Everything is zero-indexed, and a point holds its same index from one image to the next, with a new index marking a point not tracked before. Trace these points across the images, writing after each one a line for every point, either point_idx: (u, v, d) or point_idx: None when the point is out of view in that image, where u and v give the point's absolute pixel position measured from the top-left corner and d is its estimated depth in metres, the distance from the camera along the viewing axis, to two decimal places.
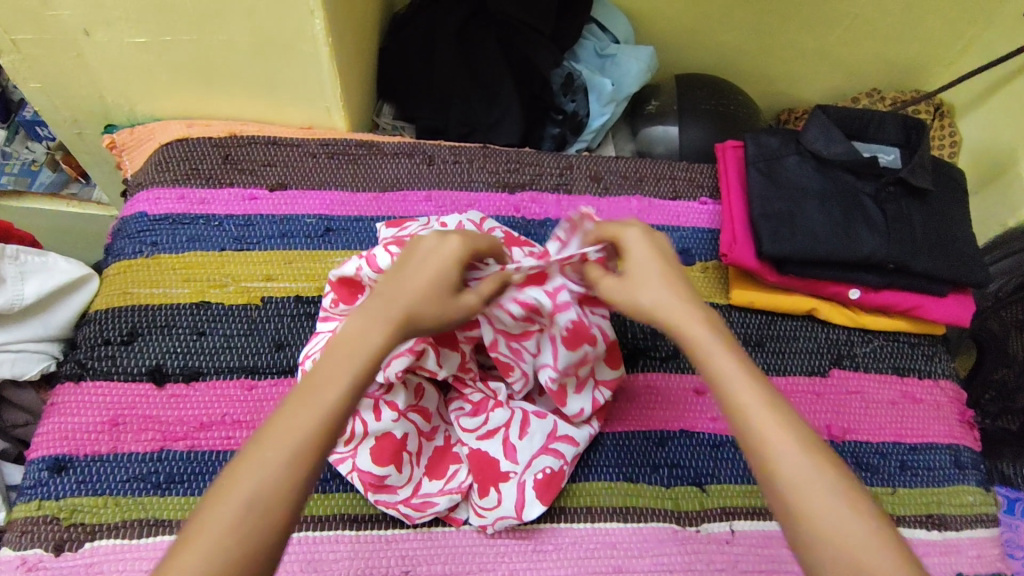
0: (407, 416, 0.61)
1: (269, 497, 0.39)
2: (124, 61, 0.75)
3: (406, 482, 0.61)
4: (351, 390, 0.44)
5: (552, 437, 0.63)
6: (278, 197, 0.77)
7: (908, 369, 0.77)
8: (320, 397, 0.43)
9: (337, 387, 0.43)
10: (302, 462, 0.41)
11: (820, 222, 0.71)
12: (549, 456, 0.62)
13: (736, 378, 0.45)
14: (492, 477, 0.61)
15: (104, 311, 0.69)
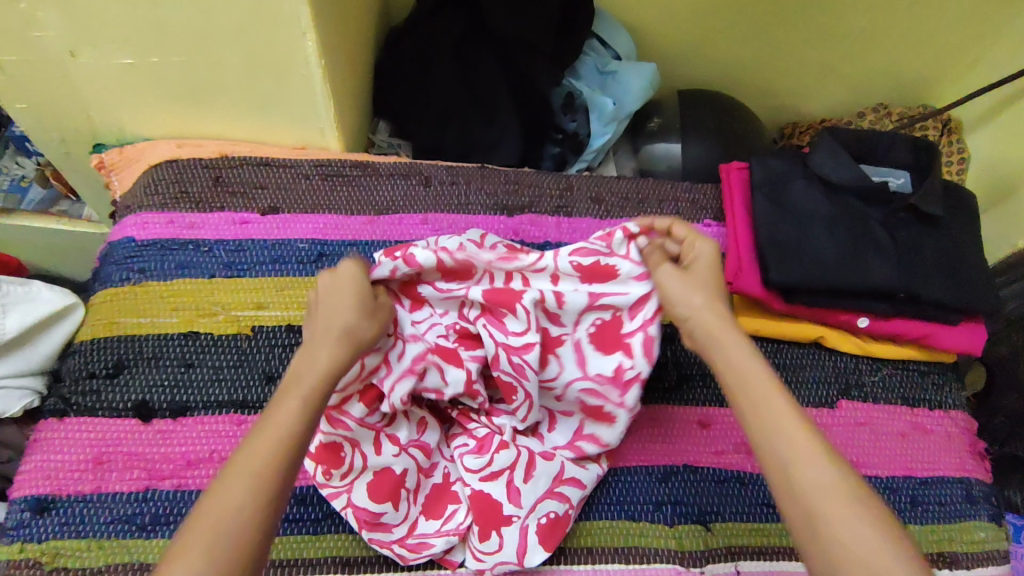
0: (408, 451, 0.59)
1: (230, 528, 0.41)
2: (111, 81, 0.73)
3: (401, 521, 0.59)
4: (305, 416, 0.46)
5: (558, 480, 0.61)
6: (270, 221, 0.75)
7: (918, 399, 0.75)
8: (277, 423, 0.45)
9: (287, 412, 0.46)
10: (265, 490, 0.42)
11: (828, 250, 0.68)
12: (554, 500, 0.60)
13: (774, 407, 0.47)
14: (493, 521, 0.58)
15: (89, 343, 0.67)
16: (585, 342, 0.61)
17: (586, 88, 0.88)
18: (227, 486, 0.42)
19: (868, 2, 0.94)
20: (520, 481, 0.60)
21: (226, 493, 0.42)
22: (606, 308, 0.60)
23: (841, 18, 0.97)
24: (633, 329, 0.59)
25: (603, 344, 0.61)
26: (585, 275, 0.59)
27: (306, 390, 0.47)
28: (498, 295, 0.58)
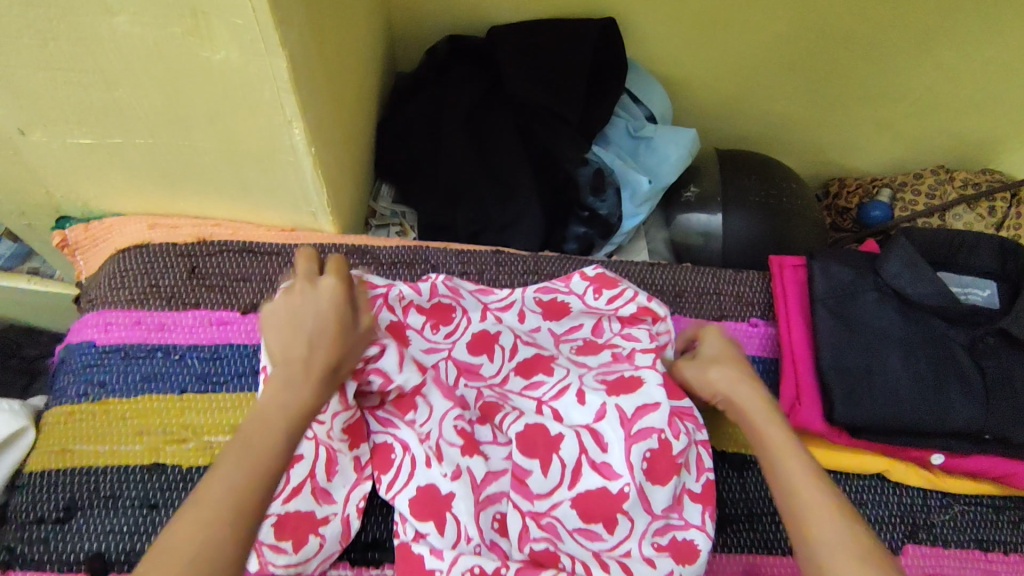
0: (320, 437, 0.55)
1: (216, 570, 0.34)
2: (68, 160, 0.63)
3: (317, 553, 0.53)
4: (289, 441, 0.40)
5: (631, 439, 0.55)
6: (251, 321, 0.65)
7: (993, 541, 0.65)
8: (255, 443, 0.39)
9: (273, 431, 0.40)
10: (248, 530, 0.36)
11: (905, 383, 0.59)
12: (592, 476, 0.56)
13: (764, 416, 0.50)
14: (439, 508, 0.54)
15: (38, 477, 0.57)
16: (575, 356, 0.64)
17: (618, 161, 0.77)
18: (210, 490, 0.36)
19: (934, 61, 0.83)
20: (603, 526, 0.54)
21: (229, 486, 0.37)
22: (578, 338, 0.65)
23: (902, 75, 0.86)
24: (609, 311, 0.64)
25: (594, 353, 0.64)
26: (546, 313, 0.65)
27: (282, 422, 0.40)
28: (484, 339, 0.63)
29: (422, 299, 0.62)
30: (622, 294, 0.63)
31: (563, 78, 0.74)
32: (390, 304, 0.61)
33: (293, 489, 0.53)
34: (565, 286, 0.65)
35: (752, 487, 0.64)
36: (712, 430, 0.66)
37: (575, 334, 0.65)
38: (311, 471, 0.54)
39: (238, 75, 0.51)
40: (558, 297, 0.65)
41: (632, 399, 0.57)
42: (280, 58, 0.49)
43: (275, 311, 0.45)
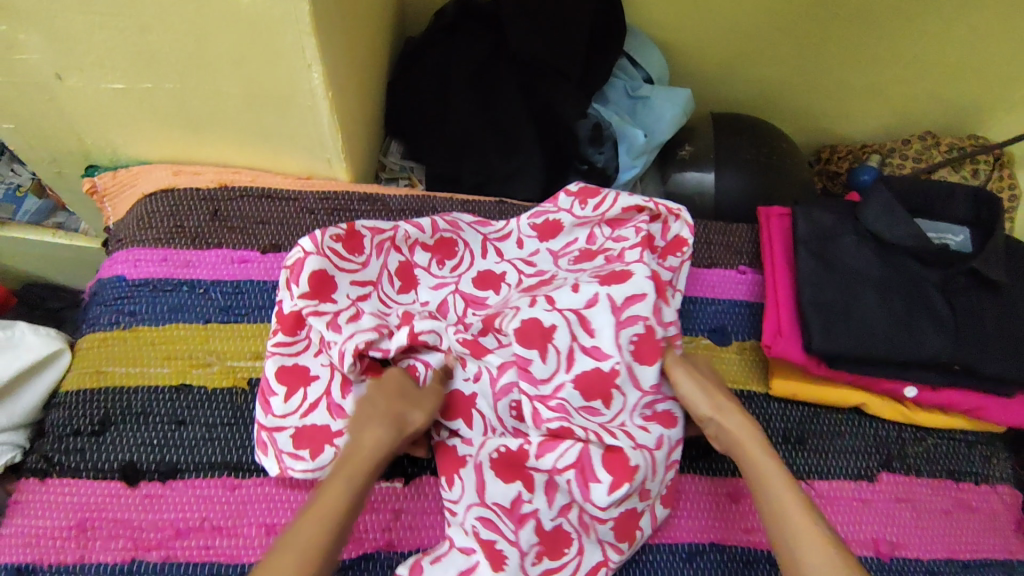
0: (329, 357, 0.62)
1: None
2: (102, 105, 0.67)
3: (333, 461, 0.58)
4: (354, 498, 0.49)
5: (620, 325, 0.61)
6: (271, 260, 0.70)
7: (964, 472, 0.69)
8: (324, 502, 0.48)
9: (341, 491, 0.49)
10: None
11: (878, 318, 0.63)
12: (587, 359, 0.61)
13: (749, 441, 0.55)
14: (461, 407, 0.61)
15: (74, 394, 0.62)
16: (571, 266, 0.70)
17: (615, 116, 0.82)
18: (294, 547, 0.46)
19: (920, 27, 0.87)
20: (601, 402, 0.60)
21: (305, 542, 0.46)
22: (571, 250, 0.72)
23: (891, 41, 0.89)
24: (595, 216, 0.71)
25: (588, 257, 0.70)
26: (542, 235, 0.73)
27: (356, 481, 0.50)
28: (488, 278, 0.70)
29: (424, 237, 0.69)
30: (604, 199, 0.71)
31: (564, 36, 0.78)
32: (398, 245, 0.68)
33: (310, 405, 0.60)
34: (554, 207, 0.73)
35: None
36: None
37: (571, 249, 0.72)
38: (326, 390, 0.61)
39: (262, 19, 0.55)
40: (549, 218, 0.73)
41: (622, 289, 0.63)
42: (303, 1, 0.54)
43: (388, 381, 0.57)
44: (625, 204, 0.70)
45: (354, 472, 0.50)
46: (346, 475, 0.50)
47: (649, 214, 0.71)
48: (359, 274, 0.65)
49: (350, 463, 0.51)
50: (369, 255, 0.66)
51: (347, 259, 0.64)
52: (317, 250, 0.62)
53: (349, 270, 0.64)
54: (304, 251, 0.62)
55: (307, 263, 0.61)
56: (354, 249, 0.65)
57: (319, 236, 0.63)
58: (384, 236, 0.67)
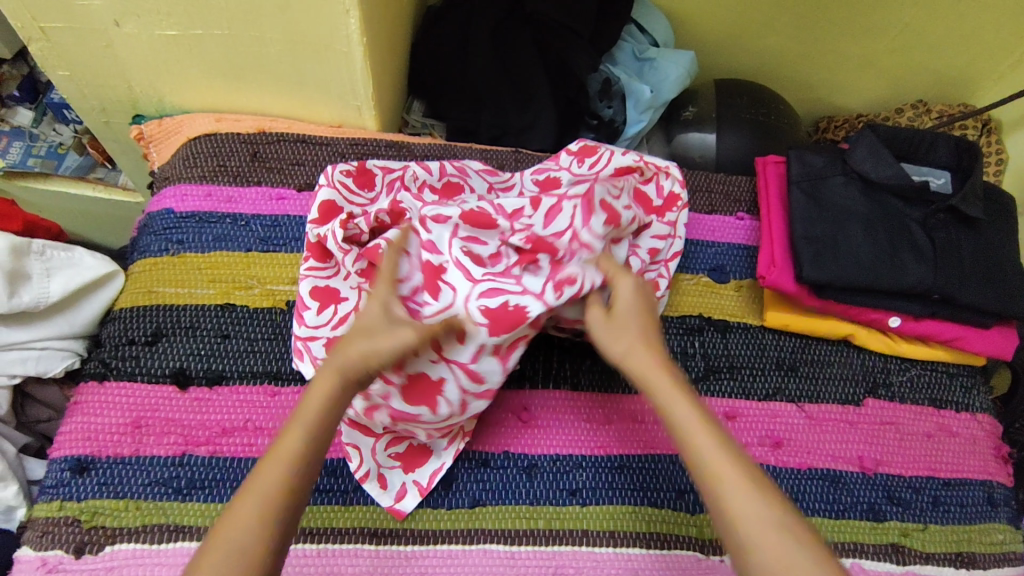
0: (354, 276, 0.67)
1: (246, 546, 0.43)
2: (153, 52, 0.73)
3: None
4: (310, 435, 0.47)
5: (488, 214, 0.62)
6: (306, 197, 0.76)
7: (946, 400, 0.75)
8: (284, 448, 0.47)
9: (294, 436, 0.47)
10: (271, 515, 0.44)
11: (864, 249, 0.69)
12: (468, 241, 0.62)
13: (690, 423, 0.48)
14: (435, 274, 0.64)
15: (129, 310, 0.68)
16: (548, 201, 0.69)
17: (624, 75, 0.89)
18: (243, 505, 0.44)
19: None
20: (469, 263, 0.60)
21: (257, 489, 0.45)
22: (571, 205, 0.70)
23: (886, 12, 0.94)
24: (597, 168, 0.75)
25: (549, 216, 0.62)
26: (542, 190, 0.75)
27: (309, 420, 0.48)
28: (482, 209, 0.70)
29: (433, 179, 0.71)
30: (600, 159, 0.75)
31: None
32: (407, 184, 0.71)
33: (341, 318, 0.65)
34: (555, 164, 0.76)
35: (734, 346, 0.73)
36: (707, 299, 0.75)
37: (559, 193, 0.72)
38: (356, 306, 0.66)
39: None
40: (550, 175, 0.76)
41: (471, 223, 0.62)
42: None
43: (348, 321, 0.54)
44: (617, 165, 0.74)
45: (309, 423, 0.48)
46: (301, 428, 0.47)
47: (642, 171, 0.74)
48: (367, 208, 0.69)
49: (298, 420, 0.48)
50: (378, 192, 0.71)
51: (356, 194, 0.69)
52: (328, 183, 0.68)
53: (357, 204, 0.69)
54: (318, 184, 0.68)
55: (319, 193, 0.67)
56: (363, 184, 0.70)
57: (330, 171, 0.68)
58: (393, 173, 0.72)
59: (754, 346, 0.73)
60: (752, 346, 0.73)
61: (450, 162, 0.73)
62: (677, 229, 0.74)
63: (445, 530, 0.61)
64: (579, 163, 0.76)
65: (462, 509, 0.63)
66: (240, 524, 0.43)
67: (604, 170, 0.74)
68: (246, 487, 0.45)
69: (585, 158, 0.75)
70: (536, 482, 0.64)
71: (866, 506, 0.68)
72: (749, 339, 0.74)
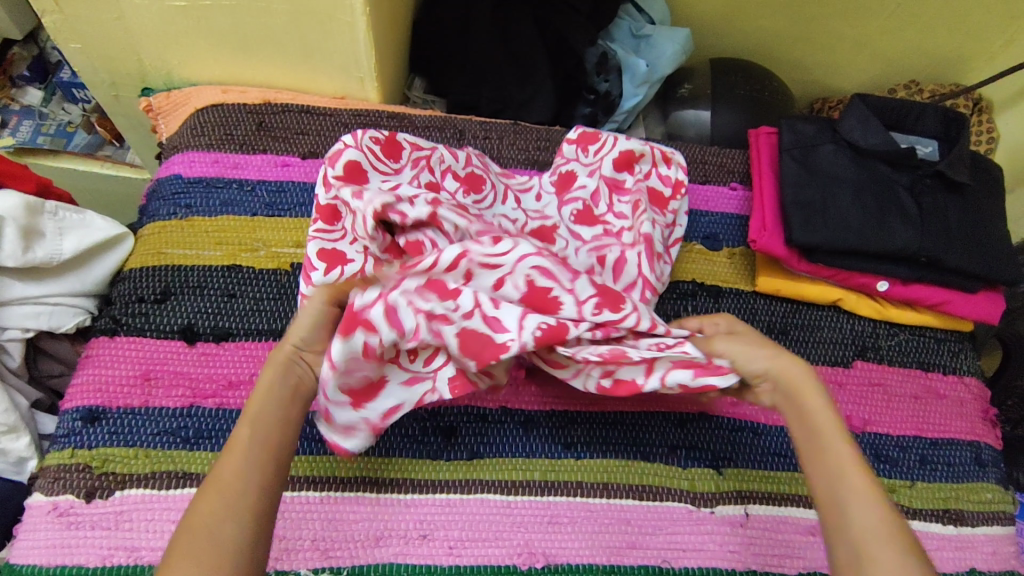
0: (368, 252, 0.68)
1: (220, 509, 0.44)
2: (163, 24, 0.75)
3: None
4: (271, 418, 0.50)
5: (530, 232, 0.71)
6: (310, 164, 0.78)
7: (934, 364, 0.76)
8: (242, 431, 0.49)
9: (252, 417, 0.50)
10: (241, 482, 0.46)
11: (853, 213, 0.71)
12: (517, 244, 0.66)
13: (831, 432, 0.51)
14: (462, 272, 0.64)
15: (139, 270, 0.70)
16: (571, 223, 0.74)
17: (621, 50, 0.91)
18: (212, 484, 0.45)
19: None
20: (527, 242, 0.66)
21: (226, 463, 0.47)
22: (577, 198, 0.75)
23: None
24: (593, 164, 0.77)
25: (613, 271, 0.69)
26: (559, 185, 0.76)
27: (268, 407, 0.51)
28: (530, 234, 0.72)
29: (458, 166, 0.74)
30: (604, 144, 0.77)
31: None
32: (431, 166, 0.73)
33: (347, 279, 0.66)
34: (563, 158, 0.78)
35: (726, 310, 0.75)
36: (700, 266, 0.77)
37: (576, 198, 0.75)
38: (362, 268, 0.67)
39: None
40: (563, 170, 0.77)
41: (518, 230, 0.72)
42: None
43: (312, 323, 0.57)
44: (621, 148, 0.76)
45: (257, 406, 0.51)
46: (251, 416, 0.50)
47: (645, 158, 0.76)
48: (390, 178, 0.70)
49: (249, 420, 0.49)
50: (403, 165, 0.72)
51: (382, 161, 0.71)
52: (356, 145, 0.69)
53: (381, 171, 0.70)
54: (345, 145, 0.69)
55: (345, 152, 0.68)
56: (390, 154, 0.71)
57: (359, 136, 0.70)
58: (421, 151, 0.73)
59: (746, 310, 0.75)
60: (744, 310, 0.75)
61: (476, 155, 0.76)
62: (678, 218, 0.76)
63: (444, 480, 0.63)
64: (584, 151, 0.78)
65: (460, 461, 0.64)
66: (217, 501, 0.44)
67: (608, 156, 0.76)
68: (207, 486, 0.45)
69: (588, 146, 0.77)
70: (532, 436, 0.66)
71: None
72: (741, 303, 0.76)
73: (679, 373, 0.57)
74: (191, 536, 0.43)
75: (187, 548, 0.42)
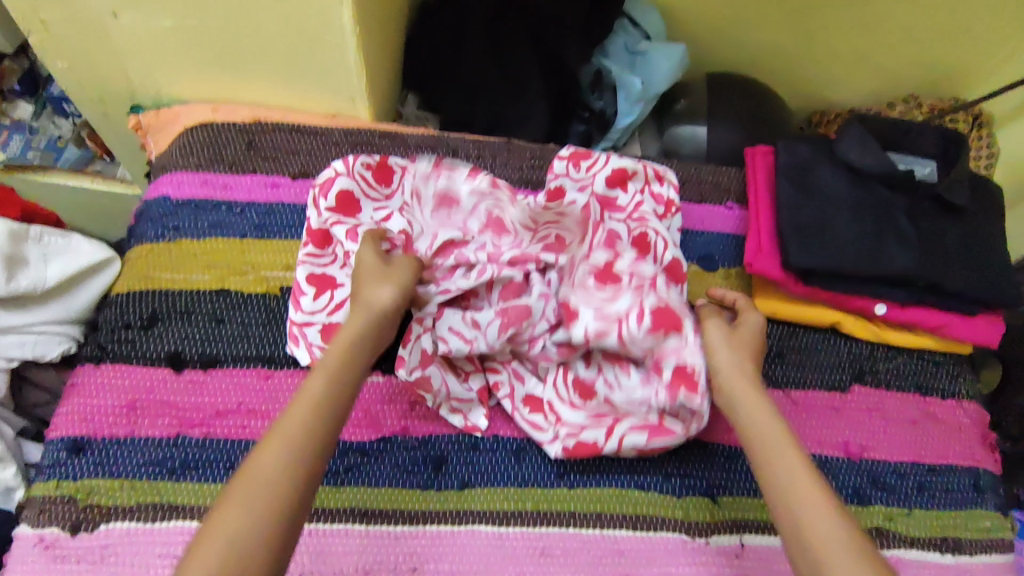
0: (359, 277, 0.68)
1: (273, 469, 0.47)
2: (151, 42, 0.74)
3: None
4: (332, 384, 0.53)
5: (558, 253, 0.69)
6: (301, 185, 0.77)
7: (932, 388, 0.75)
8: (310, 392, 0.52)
9: (318, 378, 0.53)
10: (291, 452, 0.48)
11: (850, 235, 0.70)
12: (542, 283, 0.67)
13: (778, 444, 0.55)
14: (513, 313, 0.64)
15: (124, 295, 0.69)
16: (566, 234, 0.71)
17: (616, 67, 0.91)
18: (272, 442, 0.49)
19: None
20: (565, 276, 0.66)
21: (288, 426, 0.49)
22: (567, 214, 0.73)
23: (877, 5, 0.95)
24: (584, 176, 0.75)
25: (603, 279, 0.66)
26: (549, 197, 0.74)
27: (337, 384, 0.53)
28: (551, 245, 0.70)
29: None
30: (597, 161, 0.75)
31: None
32: None
33: (337, 304, 0.67)
34: (552, 173, 0.75)
35: None
36: (695, 289, 0.76)
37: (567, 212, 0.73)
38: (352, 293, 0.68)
39: None
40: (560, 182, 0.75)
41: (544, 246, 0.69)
42: None
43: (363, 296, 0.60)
44: (614, 165, 0.75)
45: (328, 367, 0.54)
46: (322, 372, 0.53)
47: (639, 178, 0.76)
48: (382, 204, 0.71)
49: (323, 371, 0.54)
50: (393, 189, 0.72)
51: (374, 187, 0.71)
52: (347, 172, 0.69)
53: (373, 199, 0.71)
54: (336, 172, 0.69)
55: (336, 182, 0.68)
56: (382, 179, 0.71)
57: (350, 161, 0.69)
58: (413, 170, 0.72)
59: None
60: None
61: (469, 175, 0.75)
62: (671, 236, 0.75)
63: (434, 511, 0.62)
64: (576, 167, 0.76)
65: (452, 491, 0.64)
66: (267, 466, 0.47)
67: (601, 173, 0.75)
68: (273, 430, 0.49)
69: (580, 162, 0.75)
70: (524, 465, 0.66)
71: (851, 491, 0.69)
72: None
73: (635, 437, 0.64)
74: (239, 490, 0.46)
75: (234, 499, 0.45)
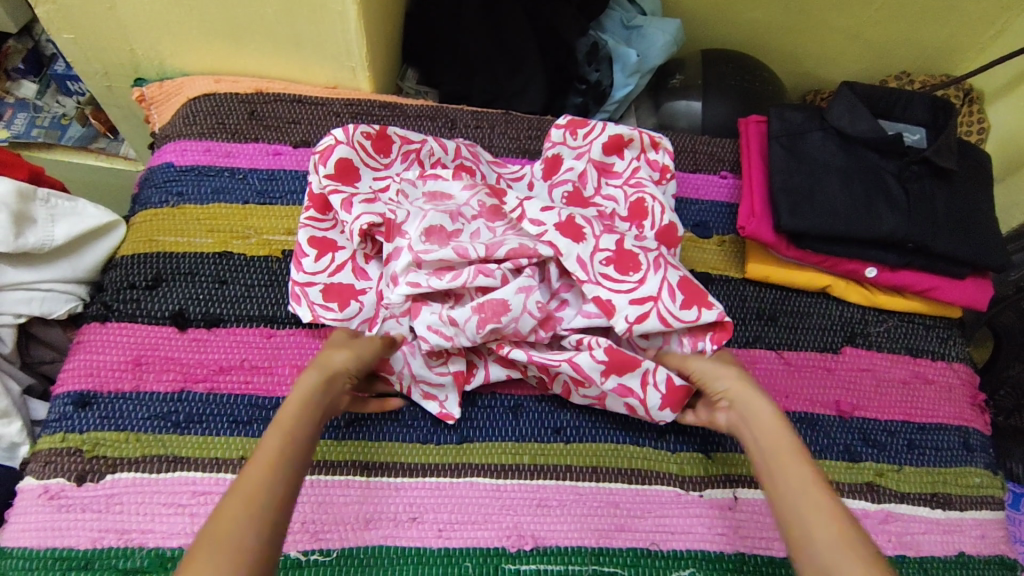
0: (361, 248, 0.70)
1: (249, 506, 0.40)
2: (155, 14, 0.75)
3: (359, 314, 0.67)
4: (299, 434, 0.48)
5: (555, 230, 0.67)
6: (302, 153, 0.78)
7: (922, 350, 0.77)
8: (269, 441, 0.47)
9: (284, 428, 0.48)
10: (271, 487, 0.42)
11: (840, 199, 0.72)
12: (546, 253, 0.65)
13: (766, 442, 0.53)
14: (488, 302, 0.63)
15: (130, 257, 0.71)
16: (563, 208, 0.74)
17: (612, 41, 0.92)
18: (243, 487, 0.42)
19: None
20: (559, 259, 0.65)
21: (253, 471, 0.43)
22: (566, 181, 0.75)
23: None
24: (580, 146, 0.77)
25: (623, 265, 0.65)
26: (547, 169, 0.77)
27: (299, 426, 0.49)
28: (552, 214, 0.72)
29: (447, 159, 0.75)
30: (594, 128, 0.76)
31: None
32: (421, 158, 0.74)
33: (338, 266, 0.68)
34: (548, 142, 0.77)
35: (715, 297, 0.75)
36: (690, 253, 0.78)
37: (564, 181, 0.76)
38: (352, 256, 0.69)
39: None
40: (554, 155, 0.77)
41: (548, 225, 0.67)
42: None
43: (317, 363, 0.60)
44: (612, 131, 0.76)
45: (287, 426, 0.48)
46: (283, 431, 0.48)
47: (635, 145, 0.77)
48: (380, 173, 0.72)
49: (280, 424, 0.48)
50: (393, 159, 0.73)
51: (373, 157, 0.72)
52: (347, 140, 0.70)
53: (372, 167, 0.72)
54: (336, 140, 0.69)
55: (335, 149, 0.69)
56: (381, 149, 0.72)
57: (350, 129, 0.70)
58: (414, 144, 0.74)
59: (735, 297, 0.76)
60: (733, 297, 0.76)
61: (467, 146, 0.76)
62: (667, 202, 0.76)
63: (433, 463, 0.64)
64: (573, 134, 0.78)
65: (450, 445, 0.65)
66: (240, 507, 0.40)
67: (598, 140, 0.76)
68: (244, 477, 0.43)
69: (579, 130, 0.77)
70: (521, 420, 0.67)
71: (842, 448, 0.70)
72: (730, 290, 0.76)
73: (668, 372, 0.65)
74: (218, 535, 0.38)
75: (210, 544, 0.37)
